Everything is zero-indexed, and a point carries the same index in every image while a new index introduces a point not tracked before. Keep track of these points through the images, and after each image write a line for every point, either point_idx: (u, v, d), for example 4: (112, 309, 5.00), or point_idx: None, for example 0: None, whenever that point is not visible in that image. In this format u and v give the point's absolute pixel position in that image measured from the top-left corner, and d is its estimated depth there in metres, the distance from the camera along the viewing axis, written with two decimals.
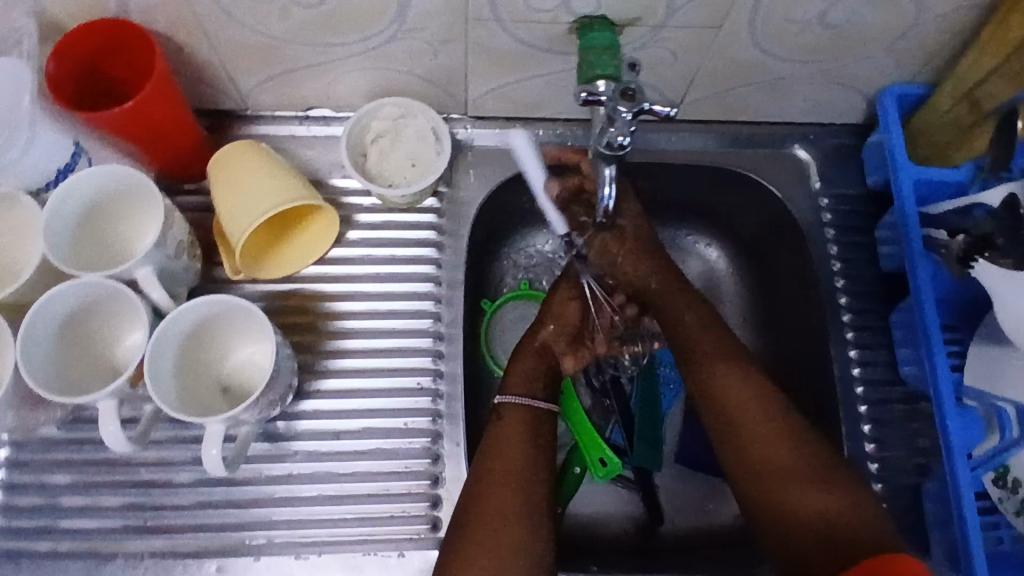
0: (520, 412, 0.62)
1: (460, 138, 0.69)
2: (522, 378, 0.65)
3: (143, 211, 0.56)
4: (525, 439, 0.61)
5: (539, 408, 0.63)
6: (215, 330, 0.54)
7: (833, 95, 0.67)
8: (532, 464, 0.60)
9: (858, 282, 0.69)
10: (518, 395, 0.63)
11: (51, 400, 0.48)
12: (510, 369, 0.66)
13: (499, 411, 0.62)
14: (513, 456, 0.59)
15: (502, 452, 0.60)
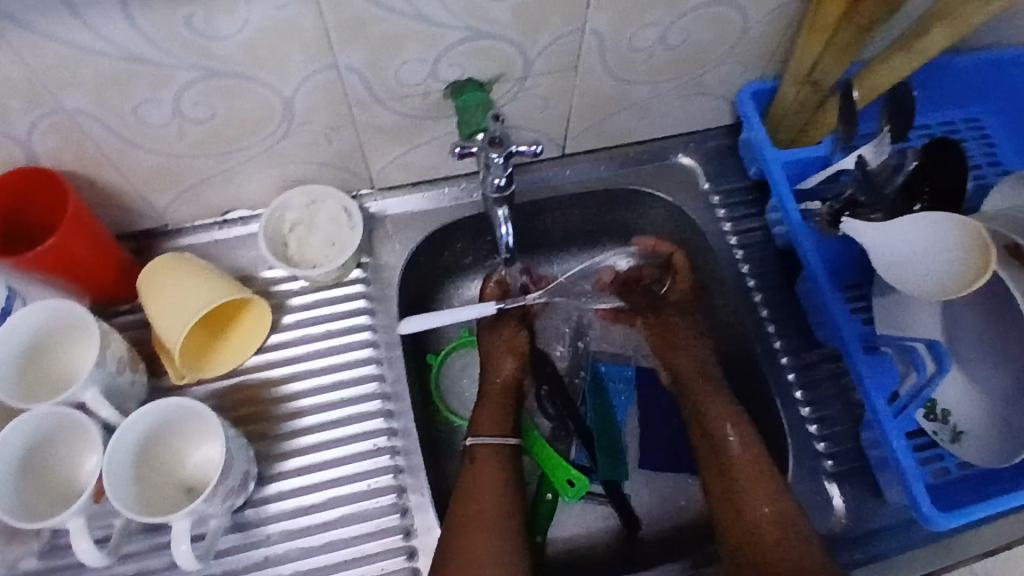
0: (492, 451, 0.66)
1: (372, 210, 0.73)
2: (485, 418, 0.68)
3: (80, 339, 0.58)
4: (496, 477, 0.64)
5: (507, 444, 0.66)
6: (167, 435, 0.57)
7: (698, 105, 0.74)
8: (506, 501, 0.63)
9: (761, 264, 0.74)
10: (488, 435, 0.66)
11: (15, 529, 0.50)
12: (476, 414, 0.69)
13: (472, 453, 0.66)
14: (485, 494, 0.62)
15: (475, 493, 0.63)
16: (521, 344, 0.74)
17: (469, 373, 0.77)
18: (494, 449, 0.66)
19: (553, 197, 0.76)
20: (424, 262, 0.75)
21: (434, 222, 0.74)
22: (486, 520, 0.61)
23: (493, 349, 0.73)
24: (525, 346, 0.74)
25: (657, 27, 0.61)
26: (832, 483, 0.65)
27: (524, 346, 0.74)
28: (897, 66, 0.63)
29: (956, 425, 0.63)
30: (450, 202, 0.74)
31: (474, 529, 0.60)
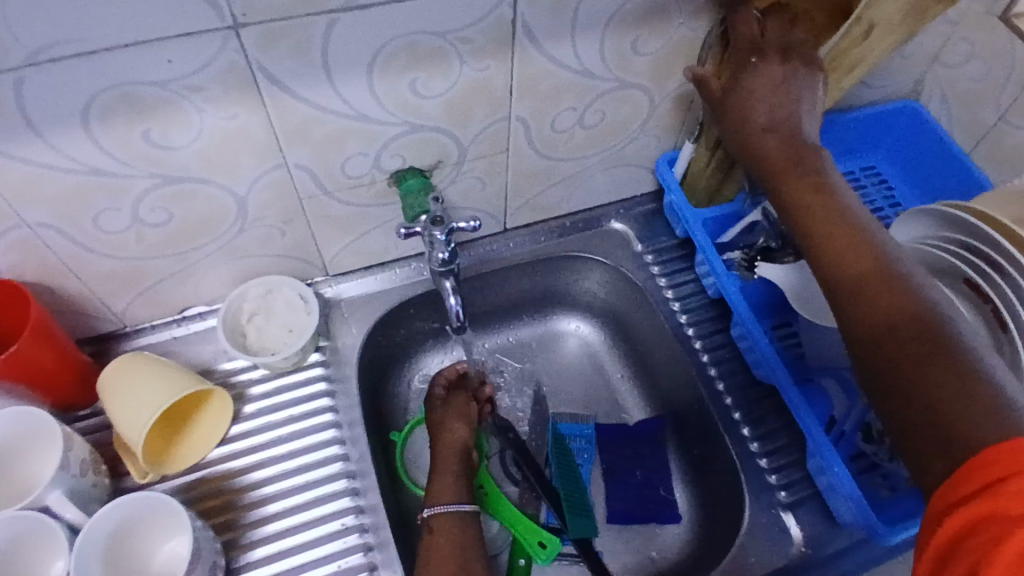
0: (449, 519, 0.66)
1: (327, 295, 0.77)
2: (441, 489, 0.69)
3: (43, 445, 0.58)
4: (455, 545, 0.64)
5: (464, 510, 0.67)
6: (136, 530, 0.57)
7: (622, 174, 0.81)
8: (467, 568, 0.63)
9: (697, 313, 0.80)
10: (445, 504, 0.67)
11: None
12: (432, 484, 0.70)
13: (432, 523, 0.66)
14: (447, 563, 0.63)
15: (436, 564, 0.63)
16: (472, 413, 0.76)
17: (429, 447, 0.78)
18: (453, 517, 0.67)
19: (498, 269, 0.82)
20: (381, 339, 0.79)
21: (388, 302, 0.77)
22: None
23: (441, 422, 0.75)
24: (475, 417, 0.76)
25: (575, 111, 0.69)
26: (787, 512, 0.68)
27: (474, 416, 0.76)
28: None
29: (891, 443, 0.67)
30: (402, 281, 0.78)
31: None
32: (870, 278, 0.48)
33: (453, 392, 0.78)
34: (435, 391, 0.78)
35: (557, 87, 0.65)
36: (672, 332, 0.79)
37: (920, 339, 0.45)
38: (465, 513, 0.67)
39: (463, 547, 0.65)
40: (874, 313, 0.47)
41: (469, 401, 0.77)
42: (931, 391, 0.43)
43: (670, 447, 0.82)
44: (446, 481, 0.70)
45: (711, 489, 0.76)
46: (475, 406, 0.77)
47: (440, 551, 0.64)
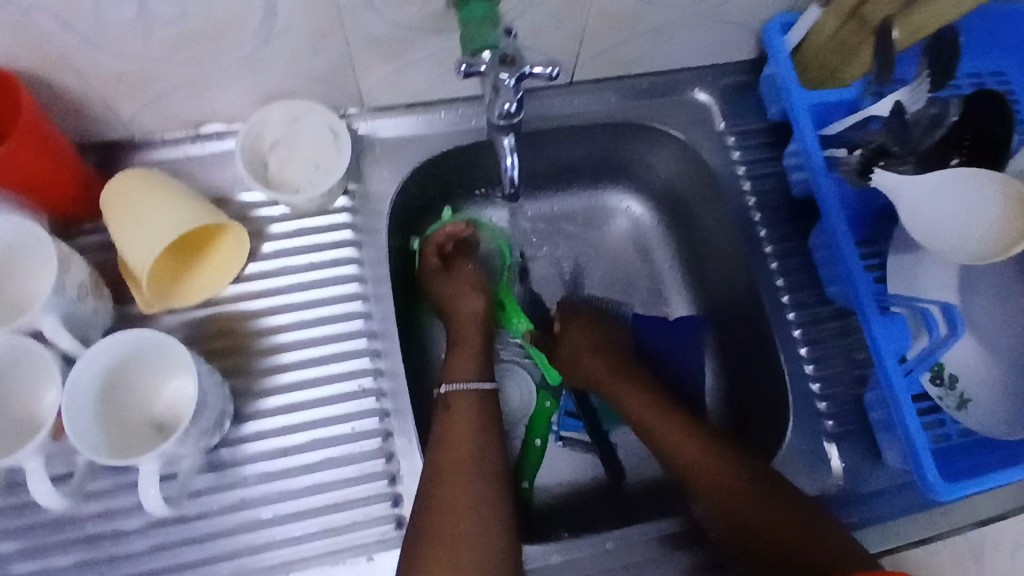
0: (467, 397, 0.62)
1: (361, 132, 0.67)
2: (461, 364, 0.65)
3: (36, 262, 0.52)
4: (472, 425, 0.60)
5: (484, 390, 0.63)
6: (138, 366, 0.53)
7: (721, 33, 0.67)
8: (483, 448, 0.59)
9: (773, 212, 0.70)
10: (464, 381, 0.63)
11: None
12: (450, 359, 0.66)
13: (449, 401, 0.62)
14: (463, 443, 0.58)
15: (451, 443, 0.58)
16: (476, 278, 0.71)
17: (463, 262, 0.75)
18: (472, 396, 0.62)
19: (557, 128, 0.70)
20: (415, 189, 0.70)
21: (429, 149, 0.68)
22: (462, 471, 0.57)
23: (444, 291, 0.70)
24: (480, 280, 0.71)
25: None
26: (832, 443, 0.63)
27: (480, 280, 0.71)
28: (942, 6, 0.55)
29: (963, 391, 0.61)
30: (447, 127, 0.68)
31: (451, 475, 0.56)
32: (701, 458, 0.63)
33: (449, 261, 0.72)
34: (428, 264, 0.71)
35: None
36: (742, 229, 0.70)
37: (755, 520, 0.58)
38: (484, 392, 0.63)
39: (480, 426, 0.60)
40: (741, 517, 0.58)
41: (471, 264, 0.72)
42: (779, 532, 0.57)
43: (711, 350, 0.76)
44: (464, 358, 0.65)
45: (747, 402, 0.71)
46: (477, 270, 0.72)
47: (456, 428, 0.59)
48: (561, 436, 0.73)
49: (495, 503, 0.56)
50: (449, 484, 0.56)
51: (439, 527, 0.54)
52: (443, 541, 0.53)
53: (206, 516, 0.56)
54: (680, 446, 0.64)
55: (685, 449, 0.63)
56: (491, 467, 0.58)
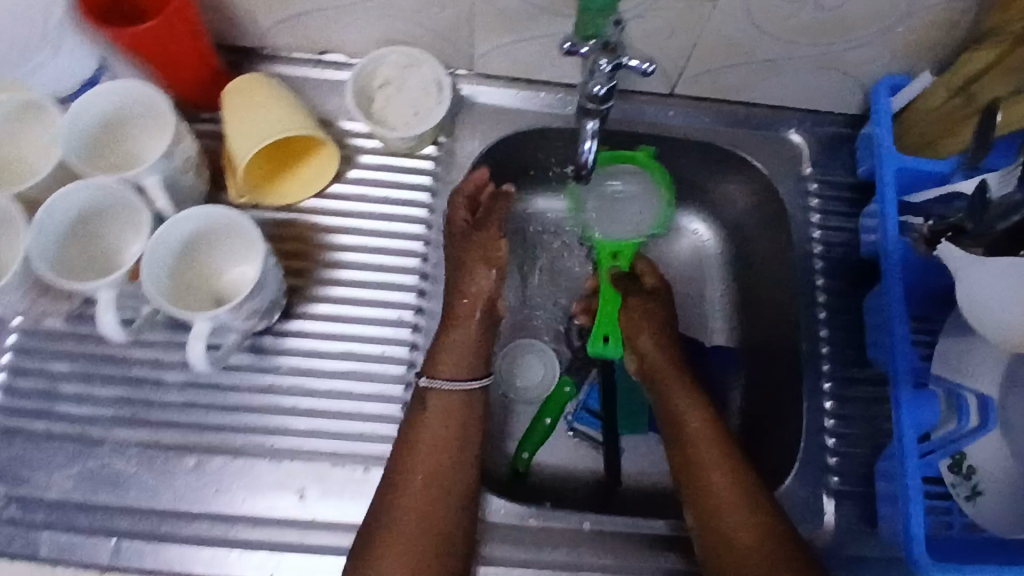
0: (441, 397, 0.60)
1: (464, 93, 0.71)
2: (446, 361, 0.61)
3: (155, 134, 0.58)
4: (448, 425, 0.59)
5: (468, 389, 0.61)
6: (212, 243, 0.58)
7: (830, 81, 0.68)
8: (461, 441, 0.59)
9: (836, 266, 0.71)
10: (447, 378, 0.60)
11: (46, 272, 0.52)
12: (436, 349, 0.62)
13: (425, 396, 0.60)
14: (435, 449, 0.58)
15: (424, 423, 0.59)
16: (500, 256, 0.67)
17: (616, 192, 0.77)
18: (448, 399, 0.60)
19: (646, 134, 0.73)
20: (498, 157, 0.74)
21: (521, 123, 0.72)
22: (433, 477, 0.57)
23: (462, 258, 0.65)
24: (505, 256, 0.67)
25: None
26: (830, 499, 0.64)
27: (502, 256, 0.67)
28: None
29: (977, 484, 0.60)
30: (543, 108, 0.72)
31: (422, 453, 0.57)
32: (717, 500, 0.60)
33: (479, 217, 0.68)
34: (456, 222, 0.66)
35: None
36: (800, 275, 0.70)
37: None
38: (474, 380, 0.62)
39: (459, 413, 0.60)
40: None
41: (498, 236, 0.68)
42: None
43: (740, 387, 0.77)
44: (453, 348, 0.62)
45: (761, 442, 0.72)
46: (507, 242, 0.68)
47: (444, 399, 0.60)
48: (573, 427, 0.75)
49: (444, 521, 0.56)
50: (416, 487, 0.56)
51: (394, 531, 0.54)
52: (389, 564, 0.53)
53: (236, 390, 0.61)
54: (708, 491, 0.61)
55: (716, 488, 0.61)
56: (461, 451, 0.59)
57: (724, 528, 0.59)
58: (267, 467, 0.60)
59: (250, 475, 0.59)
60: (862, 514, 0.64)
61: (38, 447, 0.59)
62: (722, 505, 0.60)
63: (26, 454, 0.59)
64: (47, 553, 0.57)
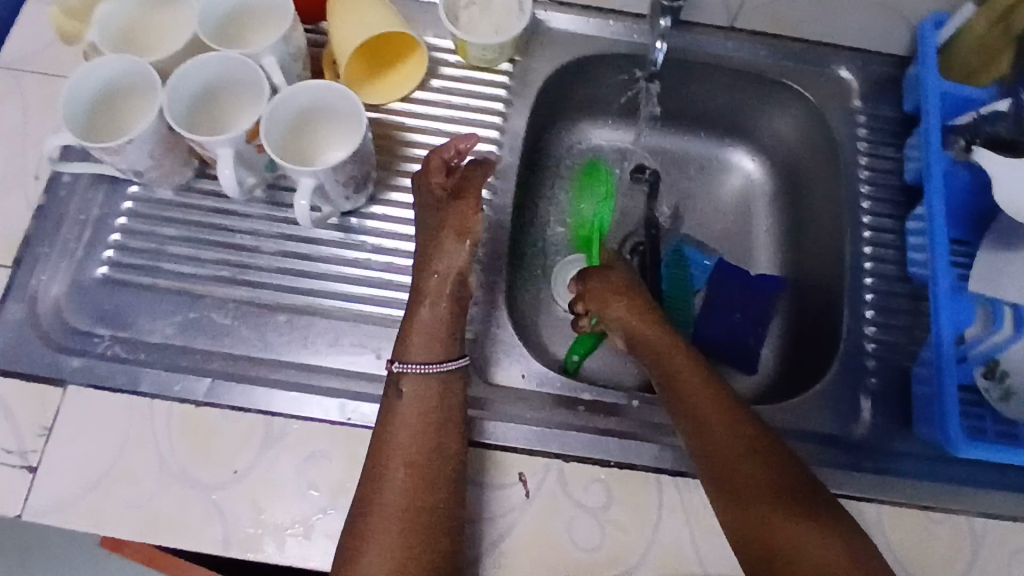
0: (418, 381, 0.58)
1: (539, 18, 0.78)
2: (416, 345, 0.60)
3: (273, 21, 0.65)
4: (421, 414, 0.57)
5: (443, 372, 0.59)
6: (315, 122, 0.64)
7: (882, 16, 0.73)
8: (449, 347, 0.60)
9: (882, 191, 0.75)
10: (417, 365, 0.58)
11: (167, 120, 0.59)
12: (406, 331, 0.60)
13: (402, 382, 0.59)
14: (410, 435, 0.56)
15: (416, 325, 0.60)
16: (473, 224, 0.63)
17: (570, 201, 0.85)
18: (421, 379, 0.58)
19: (705, 63, 0.78)
20: (566, 81, 0.80)
21: (589, 48, 0.78)
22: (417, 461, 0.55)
23: (435, 227, 0.64)
24: (478, 233, 0.64)
25: None
26: (867, 398, 0.68)
27: (476, 228, 0.63)
28: None
29: (1010, 386, 0.63)
30: (611, 35, 0.78)
31: (416, 346, 0.59)
32: (743, 488, 0.56)
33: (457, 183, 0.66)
34: (431, 184, 0.66)
35: None
36: (847, 196, 0.75)
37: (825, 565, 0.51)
38: (461, 297, 0.62)
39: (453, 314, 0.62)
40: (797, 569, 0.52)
41: (477, 209, 0.64)
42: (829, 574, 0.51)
43: (782, 310, 0.81)
44: (421, 337, 0.60)
45: (803, 355, 0.76)
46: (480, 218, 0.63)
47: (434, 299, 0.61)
48: None
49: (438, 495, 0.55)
50: (393, 464, 0.55)
51: (377, 519, 0.53)
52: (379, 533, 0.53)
53: (323, 260, 0.68)
54: (735, 483, 0.57)
55: (742, 469, 0.57)
56: (445, 350, 0.60)
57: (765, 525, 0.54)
58: (348, 329, 0.65)
59: (333, 333, 0.65)
60: (898, 415, 0.67)
61: (144, 298, 0.66)
62: (752, 493, 0.56)
63: (135, 303, 0.66)
64: (148, 388, 0.61)
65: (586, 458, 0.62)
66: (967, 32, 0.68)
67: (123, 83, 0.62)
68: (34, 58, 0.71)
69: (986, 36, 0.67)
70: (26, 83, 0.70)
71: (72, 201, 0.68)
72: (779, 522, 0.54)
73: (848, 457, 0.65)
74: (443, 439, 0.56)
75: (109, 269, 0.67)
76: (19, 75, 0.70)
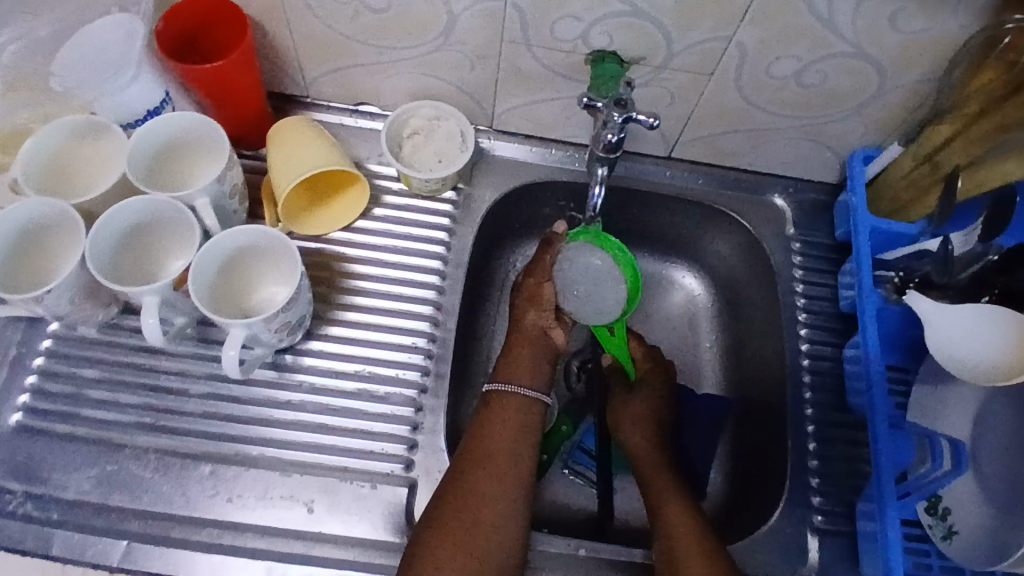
0: (513, 400, 0.67)
1: (483, 146, 0.79)
2: (517, 368, 0.70)
3: (209, 158, 0.64)
4: (525, 409, 0.67)
5: (527, 396, 0.68)
6: (250, 265, 0.62)
7: (812, 151, 0.76)
8: (537, 383, 0.70)
9: (819, 318, 0.76)
10: (512, 384, 0.68)
11: (96, 276, 0.57)
12: (509, 363, 0.71)
13: (492, 395, 0.68)
14: (507, 421, 0.65)
15: (515, 358, 0.71)
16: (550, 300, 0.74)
17: (592, 269, 0.75)
18: (519, 400, 0.68)
19: (646, 189, 0.80)
20: (512, 206, 0.80)
21: (533, 174, 0.79)
22: (513, 434, 0.65)
23: (533, 291, 0.75)
24: (552, 300, 0.75)
25: (798, 61, 0.64)
26: (814, 536, 0.67)
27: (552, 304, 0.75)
28: (1008, 169, 0.61)
29: (952, 525, 0.63)
30: (556, 162, 0.79)
31: (517, 371, 0.70)
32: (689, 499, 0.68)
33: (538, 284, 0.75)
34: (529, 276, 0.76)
35: (792, 30, 0.61)
36: (785, 324, 0.76)
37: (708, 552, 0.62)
38: (546, 345, 0.73)
39: (538, 358, 0.72)
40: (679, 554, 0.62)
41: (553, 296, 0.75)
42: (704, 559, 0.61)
43: (728, 432, 0.81)
44: (520, 363, 0.71)
45: (750, 483, 0.75)
46: (552, 287, 0.75)
47: (524, 342, 0.73)
48: (569, 466, 0.78)
49: (516, 459, 0.63)
50: (494, 431, 0.64)
51: (469, 455, 0.62)
52: (456, 522, 0.58)
53: (255, 403, 0.65)
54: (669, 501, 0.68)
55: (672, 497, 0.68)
56: (539, 381, 0.70)
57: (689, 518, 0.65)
58: (279, 480, 0.62)
59: (263, 484, 0.61)
60: (845, 553, 0.67)
61: (59, 448, 0.62)
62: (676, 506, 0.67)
63: (48, 453, 0.62)
64: (59, 552, 0.58)
65: None
66: (895, 169, 0.71)
67: (40, 223, 0.60)
68: None
69: (910, 174, 0.69)
70: None
71: None
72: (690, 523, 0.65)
73: None
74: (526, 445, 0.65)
75: (23, 415, 0.63)
76: None
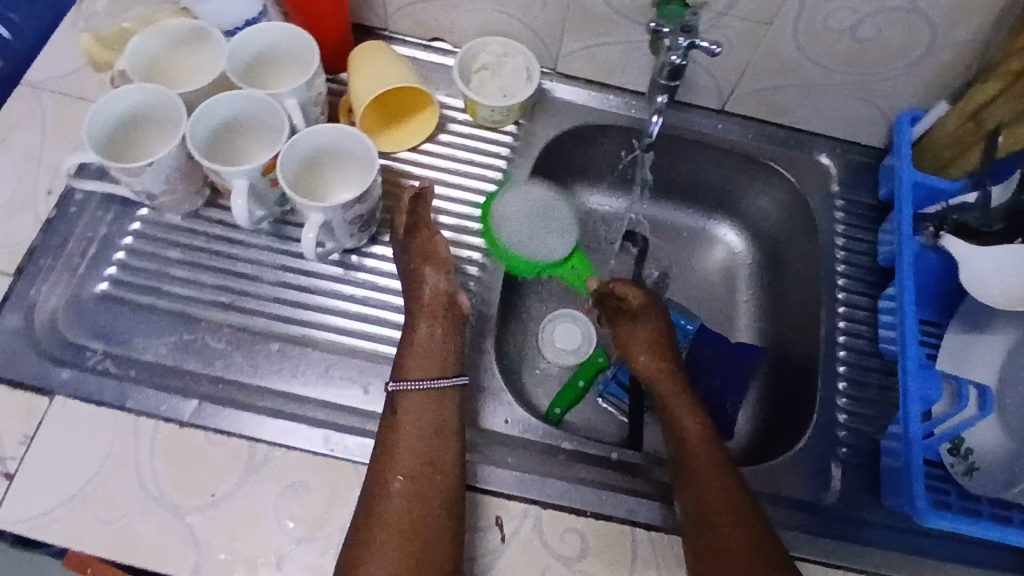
0: (415, 396, 0.61)
1: (545, 87, 0.83)
2: (411, 363, 0.63)
3: (297, 70, 0.70)
4: (431, 399, 0.61)
5: (431, 389, 0.61)
6: (330, 164, 0.68)
7: (860, 110, 0.79)
8: (446, 367, 0.63)
9: (856, 270, 0.79)
10: (409, 380, 0.61)
11: (196, 155, 0.63)
12: (402, 357, 0.64)
13: (396, 400, 0.61)
14: (418, 416, 0.60)
15: (415, 346, 0.64)
16: (443, 255, 0.68)
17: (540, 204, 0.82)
18: (415, 397, 0.61)
19: (695, 139, 0.83)
20: (567, 146, 0.85)
21: (589, 117, 0.83)
22: (421, 430, 0.59)
23: (420, 263, 0.68)
24: (445, 255, 0.68)
25: (854, 12, 0.67)
26: (838, 466, 0.70)
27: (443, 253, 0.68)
28: None
29: (974, 462, 0.66)
30: (611, 107, 0.83)
31: (412, 367, 0.62)
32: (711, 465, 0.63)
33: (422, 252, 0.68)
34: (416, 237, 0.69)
35: None
36: (824, 273, 0.79)
37: (733, 518, 0.59)
38: (453, 311, 0.66)
39: (446, 335, 0.65)
40: (707, 506, 0.60)
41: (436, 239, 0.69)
42: (729, 537, 0.58)
43: (760, 377, 0.84)
44: (415, 356, 0.63)
45: (778, 422, 0.78)
46: (442, 243, 0.69)
47: (428, 317, 0.65)
48: (603, 394, 0.82)
49: (434, 453, 0.58)
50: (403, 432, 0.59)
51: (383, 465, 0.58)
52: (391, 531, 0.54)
53: (322, 294, 0.70)
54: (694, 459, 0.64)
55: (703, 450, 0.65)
56: (442, 364, 0.63)
57: (704, 498, 0.61)
58: (339, 362, 0.67)
59: (324, 365, 0.67)
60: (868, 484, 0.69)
61: (141, 316, 0.68)
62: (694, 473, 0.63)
63: (132, 321, 0.67)
64: (133, 404, 0.62)
65: (563, 507, 0.63)
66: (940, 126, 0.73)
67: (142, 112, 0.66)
68: (60, 81, 0.74)
69: (954, 132, 0.71)
70: (49, 105, 0.73)
71: (81, 219, 0.70)
72: (717, 490, 0.61)
73: (819, 521, 0.67)
74: (446, 441, 0.59)
75: (109, 286, 0.69)
76: (44, 95, 0.74)
